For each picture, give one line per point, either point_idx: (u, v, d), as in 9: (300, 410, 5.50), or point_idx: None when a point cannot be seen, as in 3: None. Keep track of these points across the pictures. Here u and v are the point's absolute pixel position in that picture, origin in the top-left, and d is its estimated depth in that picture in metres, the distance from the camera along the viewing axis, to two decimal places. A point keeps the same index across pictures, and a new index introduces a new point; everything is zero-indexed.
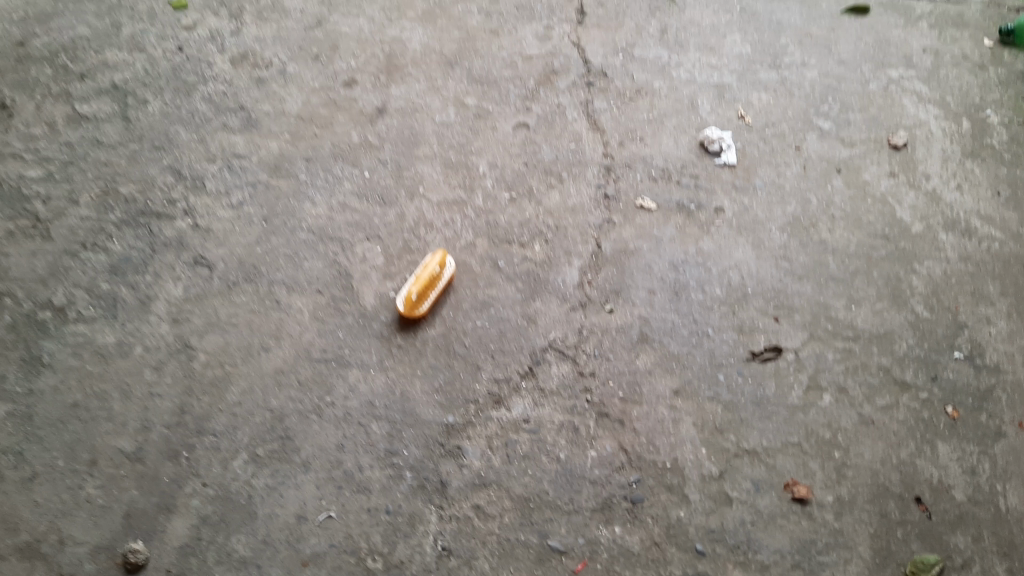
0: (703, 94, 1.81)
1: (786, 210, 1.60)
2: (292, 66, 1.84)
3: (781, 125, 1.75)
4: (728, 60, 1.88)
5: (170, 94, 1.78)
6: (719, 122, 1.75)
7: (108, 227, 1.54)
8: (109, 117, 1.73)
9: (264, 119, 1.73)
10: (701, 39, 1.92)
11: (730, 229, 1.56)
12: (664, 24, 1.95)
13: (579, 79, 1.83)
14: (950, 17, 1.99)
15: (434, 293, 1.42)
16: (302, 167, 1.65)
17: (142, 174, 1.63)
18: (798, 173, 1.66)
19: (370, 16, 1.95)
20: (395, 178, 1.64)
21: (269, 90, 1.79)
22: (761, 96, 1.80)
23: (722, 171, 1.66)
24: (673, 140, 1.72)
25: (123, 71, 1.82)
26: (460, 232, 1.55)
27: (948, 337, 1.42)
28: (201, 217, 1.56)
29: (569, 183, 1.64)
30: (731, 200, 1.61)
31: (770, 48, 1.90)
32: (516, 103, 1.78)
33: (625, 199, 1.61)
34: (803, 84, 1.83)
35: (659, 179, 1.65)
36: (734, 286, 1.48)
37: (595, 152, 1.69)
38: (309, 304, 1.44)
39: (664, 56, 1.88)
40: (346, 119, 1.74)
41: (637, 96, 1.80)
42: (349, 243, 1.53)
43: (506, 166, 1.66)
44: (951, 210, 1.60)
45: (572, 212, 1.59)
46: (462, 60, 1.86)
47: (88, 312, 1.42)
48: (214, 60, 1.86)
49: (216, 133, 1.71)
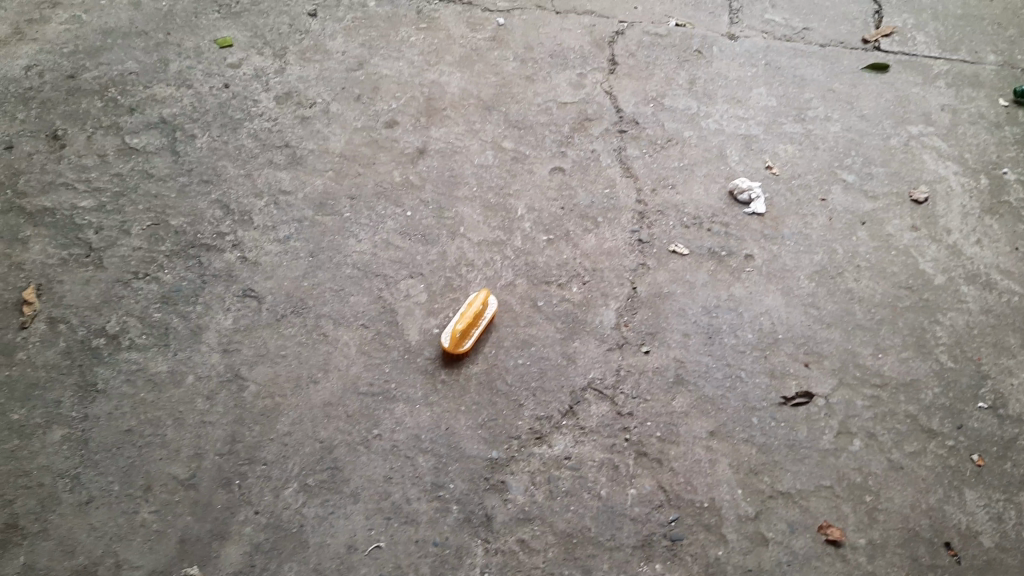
0: (731, 144, 1.88)
1: (814, 259, 1.66)
2: (335, 106, 1.91)
3: (807, 176, 1.81)
4: (754, 112, 1.95)
5: (217, 130, 1.84)
6: (747, 172, 1.82)
7: (159, 257, 1.59)
8: (158, 150, 1.79)
9: (309, 156, 1.79)
10: (729, 91, 2.00)
11: (760, 276, 1.62)
12: (692, 76, 2.03)
13: (612, 126, 1.90)
14: (966, 76, 2.07)
15: (478, 331, 1.48)
16: (346, 205, 1.71)
17: (191, 206, 1.68)
18: (824, 223, 1.72)
19: (409, 59, 2.03)
20: (437, 218, 1.69)
21: (313, 129, 1.85)
22: (787, 148, 1.87)
23: (751, 219, 1.72)
24: (703, 188, 1.78)
25: (171, 106, 1.89)
26: (500, 271, 1.60)
27: (971, 388, 1.47)
28: (249, 251, 1.62)
29: (604, 228, 1.70)
30: (761, 247, 1.67)
31: (795, 102, 1.98)
32: (551, 147, 1.85)
33: (659, 244, 1.67)
34: (827, 137, 1.90)
35: (691, 226, 1.71)
36: (765, 331, 1.53)
37: (629, 197, 1.75)
38: (355, 337, 1.49)
39: (693, 107, 1.95)
40: (388, 159, 1.80)
41: (668, 145, 1.87)
42: (393, 279, 1.58)
43: (543, 209, 1.72)
44: (972, 263, 1.66)
45: (608, 255, 1.64)
46: (499, 104, 1.93)
47: (141, 340, 1.46)
48: (260, 97, 1.92)
49: (263, 169, 1.76)
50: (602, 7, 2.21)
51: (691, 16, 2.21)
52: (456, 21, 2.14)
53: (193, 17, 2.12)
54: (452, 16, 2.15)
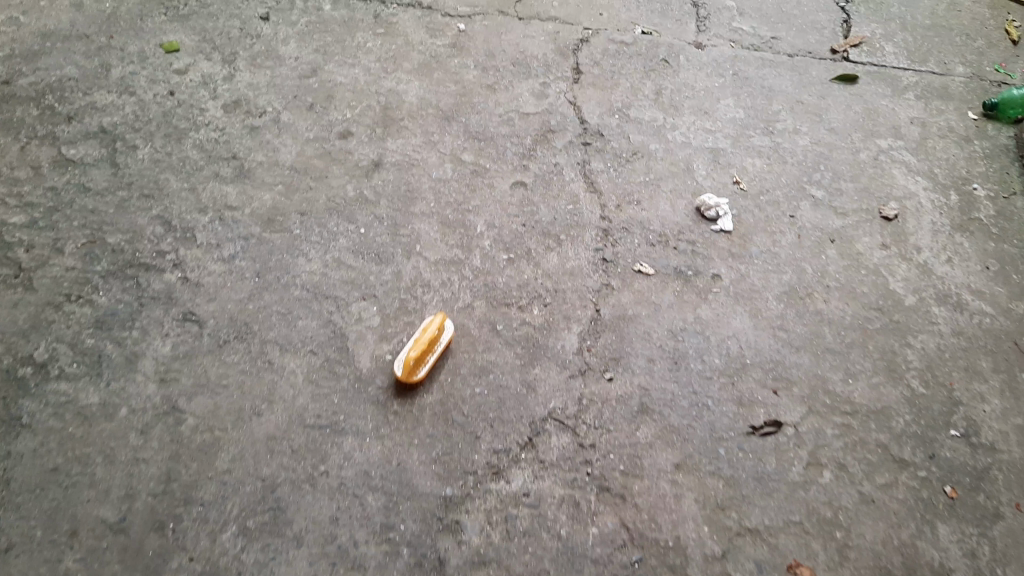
0: (698, 158, 1.82)
1: (783, 278, 1.60)
2: (287, 115, 1.82)
3: (776, 192, 1.76)
4: (722, 125, 1.89)
5: (160, 140, 1.75)
6: (715, 187, 1.76)
7: (94, 278, 1.49)
8: (97, 161, 1.69)
9: (258, 169, 1.70)
10: (696, 102, 1.94)
11: (727, 297, 1.56)
12: (658, 86, 1.97)
13: (576, 138, 1.84)
14: (935, 88, 2.03)
15: (433, 358, 1.40)
16: (296, 221, 1.62)
17: (129, 223, 1.59)
18: (794, 241, 1.67)
19: (365, 66, 1.94)
20: (391, 235, 1.61)
21: (263, 140, 1.76)
22: (755, 162, 1.82)
23: (718, 237, 1.67)
24: (669, 204, 1.72)
25: (112, 114, 1.79)
26: (457, 293, 1.53)
27: (943, 414, 1.42)
28: (191, 271, 1.53)
29: (567, 246, 1.63)
30: (728, 267, 1.62)
31: (763, 114, 1.92)
32: (513, 161, 1.77)
33: (623, 263, 1.61)
34: (796, 151, 1.85)
35: (657, 244, 1.64)
36: (733, 356, 1.47)
37: (592, 214, 1.69)
38: (302, 365, 1.40)
39: (659, 118, 1.89)
40: (341, 172, 1.72)
41: (633, 159, 1.80)
42: (344, 302, 1.50)
43: (503, 226, 1.65)
44: (943, 282, 1.62)
45: (571, 275, 1.58)
46: (458, 114, 1.86)
47: (71, 369, 1.37)
48: (207, 106, 1.83)
49: (208, 183, 1.67)
50: (566, 14, 2.14)
51: (657, 24, 2.15)
52: (414, 27, 2.05)
53: (137, 19, 2.02)
54: (410, 21, 2.07)
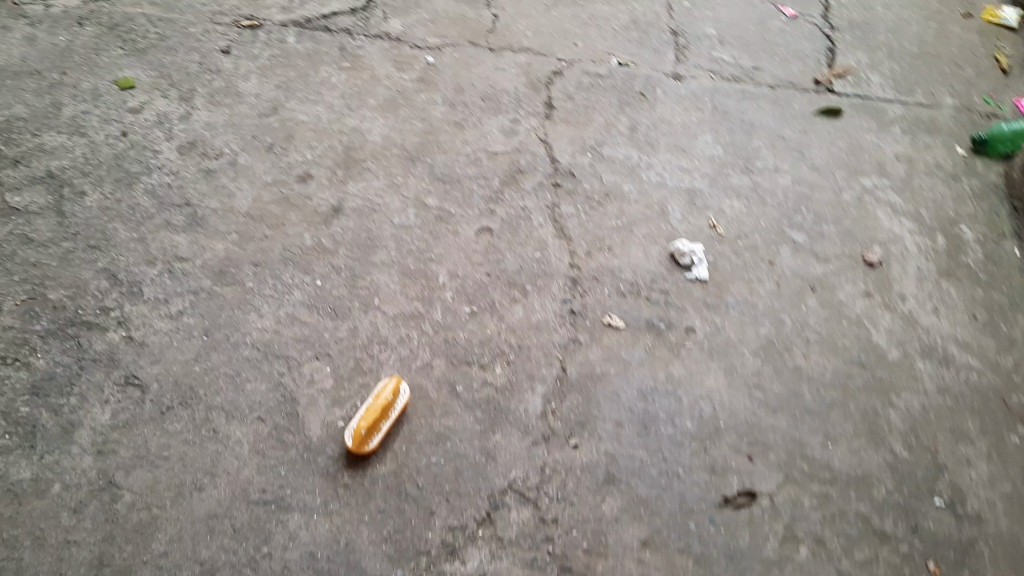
0: (674, 199, 1.74)
1: (760, 331, 1.53)
2: (244, 157, 1.74)
3: (754, 236, 1.68)
4: (699, 163, 1.82)
5: (110, 185, 1.67)
6: (690, 231, 1.68)
7: (32, 339, 1.42)
8: (42, 209, 1.61)
9: (211, 216, 1.63)
10: (672, 138, 1.86)
11: (701, 352, 1.49)
12: (634, 121, 1.90)
13: (546, 179, 1.76)
14: (923, 121, 1.96)
15: (387, 425, 1.32)
16: (249, 273, 1.54)
17: (73, 277, 1.51)
18: (772, 289, 1.59)
19: (329, 103, 1.87)
20: (349, 287, 1.54)
21: (218, 184, 1.69)
22: (733, 203, 1.74)
23: (693, 286, 1.59)
24: (642, 250, 1.64)
25: (61, 157, 1.71)
26: (416, 350, 1.45)
27: (927, 481, 1.35)
28: (136, 329, 1.45)
29: (533, 298, 1.55)
30: (703, 319, 1.54)
31: (742, 151, 1.85)
32: (479, 204, 1.70)
33: (592, 315, 1.53)
34: (776, 191, 1.77)
35: (628, 294, 1.57)
36: (706, 418, 1.40)
37: (561, 262, 1.61)
38: (249, 434, 1.33)
39: (634, 157, 1.82)
40: (298, 219, 1.64)
41: (606, 201, 1.73)
42: (296, 362, 1.42)
43: (467, 276, 1.57)
44: (928, 335, 1.54)
45: (536, 330, 1.50)
46: (424, 154, 1.78)
47: (2, 441, 1.29)
48: (161, 147, 1.75)
49: (158, 232, 1.59)
50: (539, 44, 2.07)
51: (634, 54, 2.08)
52: (381, 60, 1.98)
53: (92, 54, 1.94)
54: (377, 54, 2.00)
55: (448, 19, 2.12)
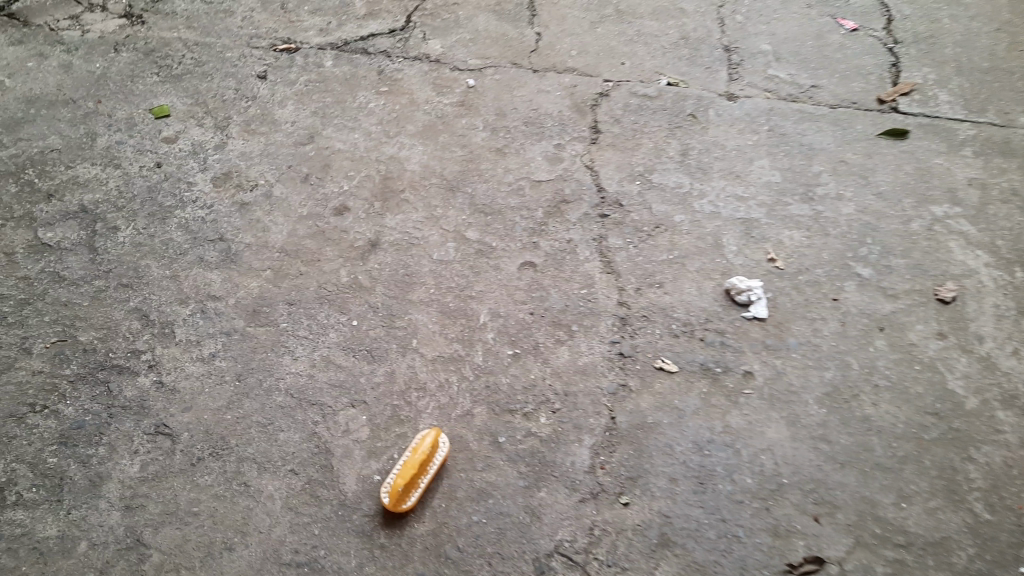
0: (729, 230, 1.64)
1: (824, 376, 1.43)
2: (279, 188, 1.69)
3: (816, 271, 1.58)
4: (755, 190, 1.71)
5: (143, 220, 1.62)
6: (747, 265, 1.58)
7: (62, 384, 1.37)
8: (74, 246, 1.57)
9: (245, 252, 1.57)
10: (726, 163, 1.76)
11: (761, 400, 1.39)
12: (685, 145, 1.80)
13: (591, 209, 1.67)
14: (997, 142, 1.83)
15: (425, 481, 1.25)
16: (283, 313, 1.48)
17: (104, 317, 1.46)
18: (837, 330, 1.49)
19: (366, 130, 1.80)
20: (386, 328, 1.46)
21: (252, 217, 1.63)
22: (792, 234, 1.64)
23: (751, 326, 1.49)
24: (695, 286, 1.55)
25: (95, 190, 1.67)
26: (456, 397, 1.37)
27: (1013, 547, 1.23)
28: (167, 373, 1.39)
29: (579, 339, 1.46)
30: (762, 362, 1.44)
31: (801, 177, 1.74)
32: (522, 237, 1.62)
33: (643, 358, 1.44)
34: (839, 221, 1.67)
35: (681, 335, 1.47)
36: (767, 474, 1.30)
37: (609, 298, 1.52)
38: (281, 488, 1.26)
39: (685, 184, 1.72)
40: (334, 254, 1.57)
41: (656, 232, 1.63)
42: (331, 409, 1.35)
43: (510, 314, 1.49)
44: (1009, 380, 1.42)
45: (583, 375, 1.41)
46: (464, 183, 1.71)
47: (29, 494, 1.25)
48: (195, 179, 1.70)
49: (191, 268, 1.54)
50: (585, 64, 1.99)
51: (684, 73, 1.98)
52: (420, 84, 1.91)
53: (128, 81, 1.91)
54: (416, 77, 1.93)
55: (490, 39, 2.05)
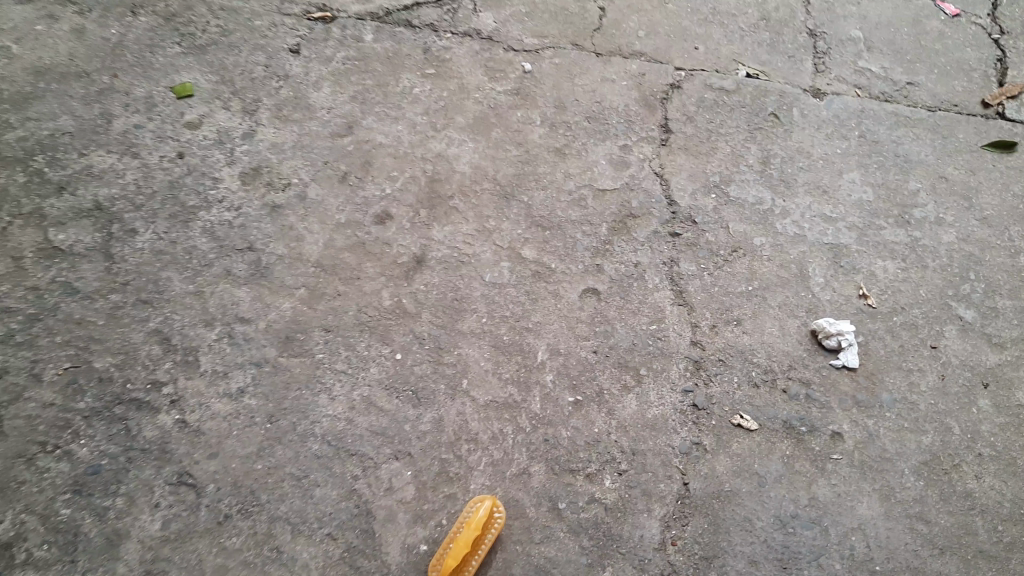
0: (815, 258, 1.47)
1: (921, 441, 1.28)
2: (314, 189, 1.52)
3: (912, 312, 1.41)
4: (845, 210, 1.53)
5: (164, 222, 1.46)
6: (835, 302, 1.42)
7: (76, 420, 1.23)
8: (88, 251, 1.42)
9: (277, 267, 1.42)
10: (812, 175, 1.58)
11: (851, 468, 1.25)
12: (766, 151, 1.61)
13: (662, 226, 1.50)
14: None
15: (475, 561, 1.12)
16: (319, 342, 1.33)
17: (122, 340, 1.32)
18: (935, 384, 1.34)
19: (411, 121, 1.62)
20: (433, 364, 1.31)
21: (284, 224, 1.47)
22: (886, 266, 1.47)
23: (840, 377, 1.34)
24: (778, 326, 1.38)
25: (111, 185, 1.51)
26: (511, 452, 1.23)
27: None
28: (191, 411, 1.26)
29: (648, 384, 1.31)
30: (852, 421, 1.29)
31: (896, 195, 1.56)
32: (584, 258, 1.45)
33: (720, 411, 1.29)
34: (939, 251, 1.49)
35: (762, 384, 1.32)
36: (859, 559, 1.16)
37: (682, 337, 1.36)
38: (318, 557, 1.13)
39: (766, 200, 1.54)
40: (376, 271, 1.42)
41: (733, 258, 1.46)
42: (372, 462, 1.22)
43: (571, 352, 1.34)
44: None
45: (653, 430, 1.26)
46: (520, 190, 1.53)
47: (40, 553, 1.12)
48: (221, 174, 1.53)
49: (217, 284, 1.39)
50: (654, 48, 1.78)
51: (764, 61, 1.77)
52: (470, 67, 1.72)
53: (147, 52, 1.72)
54: (466, 58, 1.74)
55: (548, 13, 1.84)
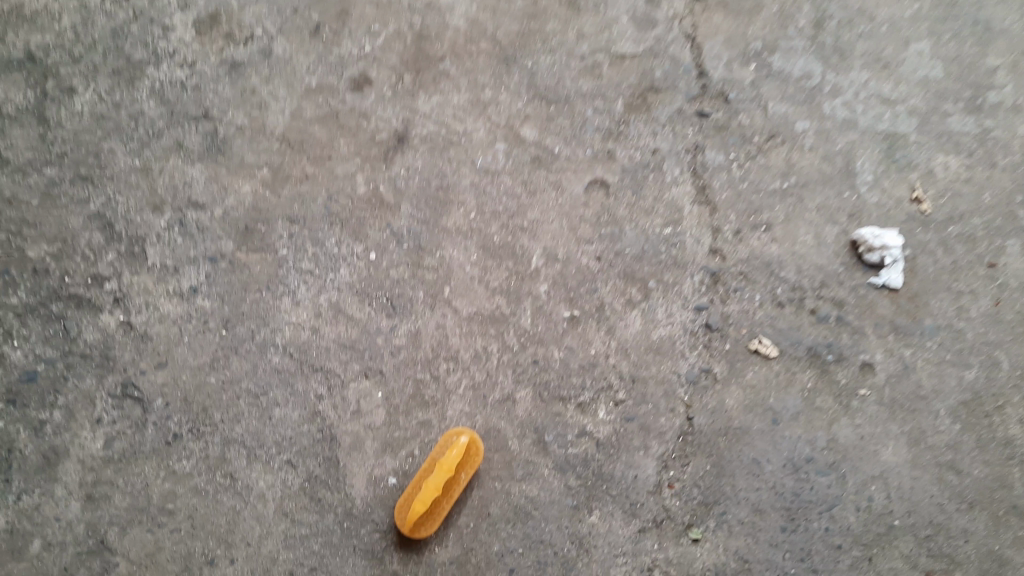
0: (865, 149, 1.25)
1: (963, 378, 1.12)
2: (280, 44, 1.28)
3: (972, 221, 1.21)
4: (907, 90, 1.29)
5: (106, 79, 1.24)
6: (883, 205, 1.21)
7: (8, 320, 1.11)
8: (18, 114, 1.22)
9: (235, 141, 1.22)
10: (873, 44, 1.32)
11: (879, 407, 1.10)
12: (820, 11, 1.34)
13: (688, 104, 1.27)
14: None
15: (447, 502, 1.01)
16: (282, 234, 1.16)
17: (58, 226, 1.16)
18: (988, 311, 1.16)
19: None
20: (412, 267, 1.15)
21: (245, 87, 1.25)
22: (948, 162, 1.24)
23: (879, 299, 1.16)
24: (813, 233, 1.19)
25: (43, 30, 1.27)
26: (494, 375, 1.09)
27: None
28: (137, 313, 1.12)
29: (655, 300, 1.14)
30: (887, 351, 1.13)
31: (973, 73, 1.30)
32: (593, 142, 1.23)
33: (736, 335, 1.13)
34: (1014, 145, 1.26)
35: (787, 304, 1.15)
36: (875, 512, 1.05)
37: (699, 244, 1.17)
38: (276, 487, 1.04)
39: (815, 74, 1.30)
40: (349, 150, 1.22)
41: (769, 146, 1.24)
42: (338, 380, 1.09)
43: (570, 257, 1.16)
44: None
45: (657, 354, 1.11)
46: (523, 53, 1.29)
47: None
48: (172, 21, 1.29)
49: (168, 160, 1.20)
50: None
51: None
52: None
53: None
54: None
55: None
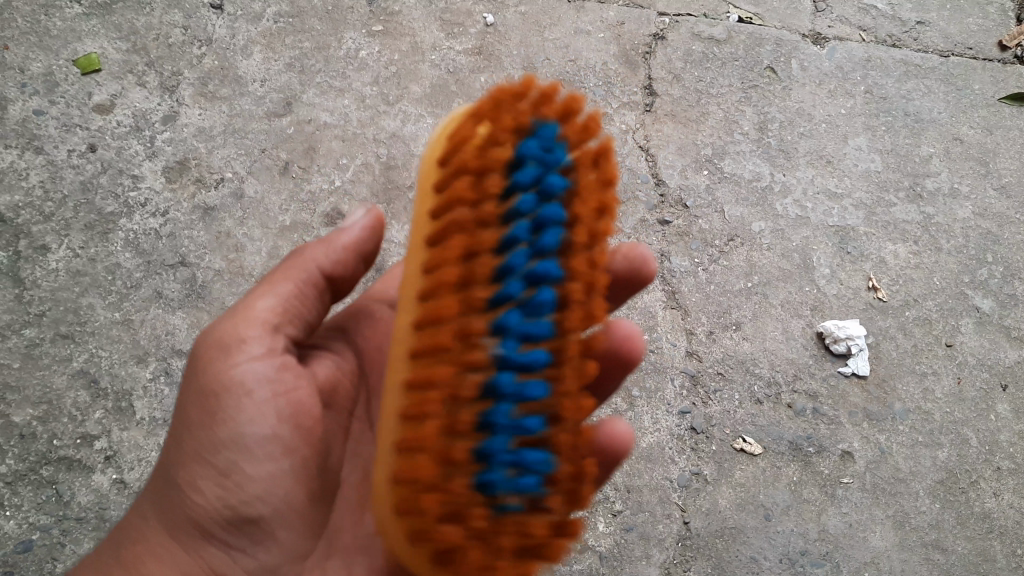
0: (819, 244, 1.32)
1: (937, 457, 1.20)
2: (253, 185, 1.31)
3: (927, 305, 1.29)
4: (850, 184, 1.38)
5: (82, 236, 1.25)
6: (843, 297, 1.28)
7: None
8: None
9: (215, 284, 1.24)
10: (815, 142, 1.40)
11: (864, 494, 1.17)
12: (762, 115, 1.41)
13: (649, 213, 1.30)
14: None
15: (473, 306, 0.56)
16: None
17: (42, 387, 1.16)
18: (951, 390, 1.24)
19: (358, 92, 1.38)
20: None
21: (220, 233, 1.27)
22: (897, 250, 1.33)
23: (849, 389, 1.22)
24: (782, 329, 1.25)
25: (32, 207, 1.26)
26: None
27: None
28: (130, 468, 1.13)
29: (642, 410, 1.16)
30: (863, 438, 1.20)
31: (896, 176, 1.40)
32: None
33: (721, 434, 1.17)
34: (953, 230, 1.36)
35: (767, 401, 1.20)
36: None
37: (676, 347, 1.20)
38: None
39: (765, 175, 1.36)
40: None
41: (729, 249, 1.29)
42: None
43: None
44: None
45: (648, 461, 1.14)
46: None
47: None
48: (142, 171, 1.31)
49: (148, 310, 1.22)
50: None
51: None
52: (423, 19, 1.45)
53: (40, 14, 1.38)
54: (418, 7, 1.46)
55: None
